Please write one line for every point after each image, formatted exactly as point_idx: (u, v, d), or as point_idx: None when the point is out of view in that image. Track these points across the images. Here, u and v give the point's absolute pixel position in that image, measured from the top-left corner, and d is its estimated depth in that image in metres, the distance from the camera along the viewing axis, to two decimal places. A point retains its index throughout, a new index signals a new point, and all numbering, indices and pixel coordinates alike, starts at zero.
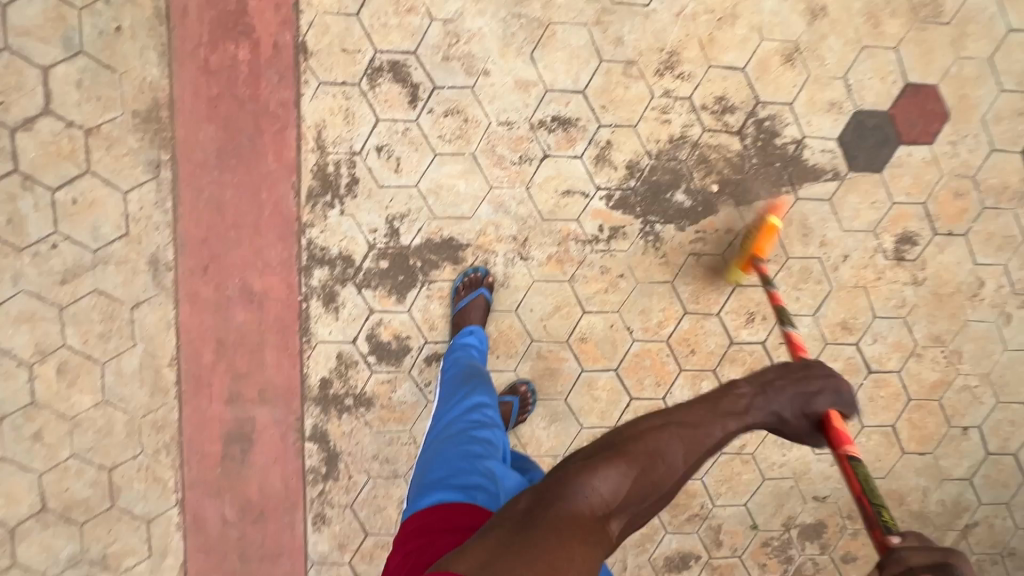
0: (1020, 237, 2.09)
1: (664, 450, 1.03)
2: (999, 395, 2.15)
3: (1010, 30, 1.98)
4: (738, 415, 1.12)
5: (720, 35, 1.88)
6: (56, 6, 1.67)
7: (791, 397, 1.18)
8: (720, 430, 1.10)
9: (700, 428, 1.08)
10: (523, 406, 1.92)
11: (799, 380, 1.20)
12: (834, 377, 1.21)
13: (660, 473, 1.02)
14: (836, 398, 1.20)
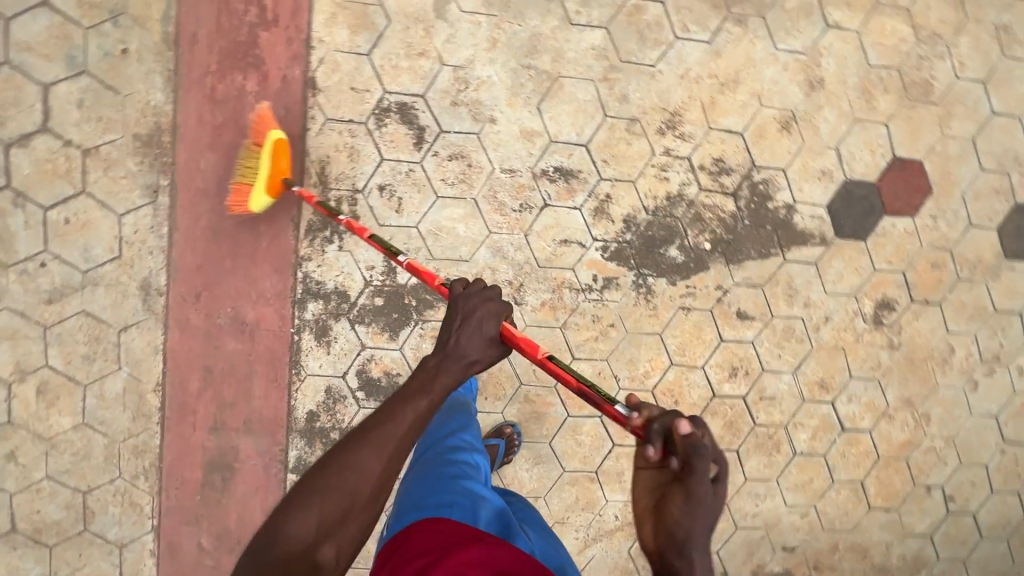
0: (990, 308, 2.19)
1: (352, 467, 0.85)
2: (963, 457, 2.25)
3: (992, 114, 2.09)
4: (426, 387, 0.93)
5: (721, 99, 1.94)
6: (62, 24, 1.65)
7: (473, 339, 0.98)
8: (404, 416, 0.90)
9: (391, 422, 0.89)
10: (508, 447, 1.93)
11: (461, 318, 0.99)
12: (481, 293, 1.02)
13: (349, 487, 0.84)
14: (492, 325, 1.00)
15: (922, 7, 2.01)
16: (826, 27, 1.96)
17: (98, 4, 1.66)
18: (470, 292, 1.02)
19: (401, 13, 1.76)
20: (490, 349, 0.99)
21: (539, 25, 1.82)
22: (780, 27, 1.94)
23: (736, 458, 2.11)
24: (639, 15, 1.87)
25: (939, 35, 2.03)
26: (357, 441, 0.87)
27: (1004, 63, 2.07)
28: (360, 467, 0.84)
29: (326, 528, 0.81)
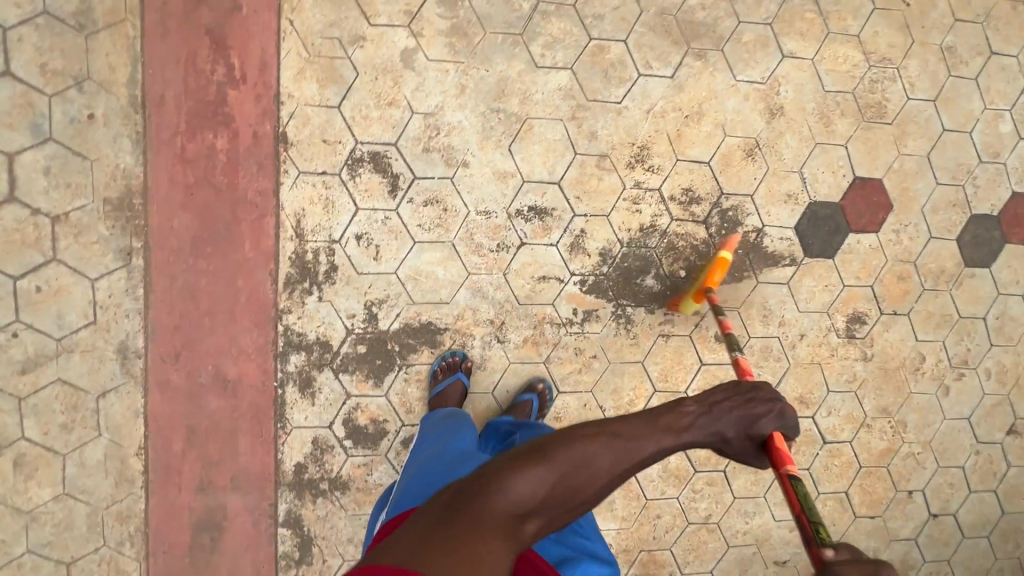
0: (955, 316, 2.28)
1: (590, 460, 0.98)
2: (940, 460, 2.32)
3: (943, 131, 2.18)
4: (671, 431, 1.03)
5: (687, 131, 1.99)
6: (24, 93, 1.64)
7: (734, 417, 1.09)
8: (652, 447, 1.02)
9: (629, 440, 1.01)
10: (541, 402, 1.93)
11: (744, 400, 1.11)
12: (774, 402, 1.10)
13: (579, 481, 0.97)
14: (785, 413, 1.11)
15: (872, 33, 2.09)
16: (782, 57, 2.04)
17: (61, 70, 1.65)
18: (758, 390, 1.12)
19: (368, 64, 1.78)
20: (746, 438, 1.09)
21: (505, 69, 1.86)
22: (738, 59, 2.01)
23: (723, 478, 2.15)
24: (602, 55, 1.91)
25: (889, 59, 2.12)
26: (584, 436, 1.00)
27: (951, 82, 2.17)
28: (596, 465, 0.98)
29: (539, 505, 0.95)
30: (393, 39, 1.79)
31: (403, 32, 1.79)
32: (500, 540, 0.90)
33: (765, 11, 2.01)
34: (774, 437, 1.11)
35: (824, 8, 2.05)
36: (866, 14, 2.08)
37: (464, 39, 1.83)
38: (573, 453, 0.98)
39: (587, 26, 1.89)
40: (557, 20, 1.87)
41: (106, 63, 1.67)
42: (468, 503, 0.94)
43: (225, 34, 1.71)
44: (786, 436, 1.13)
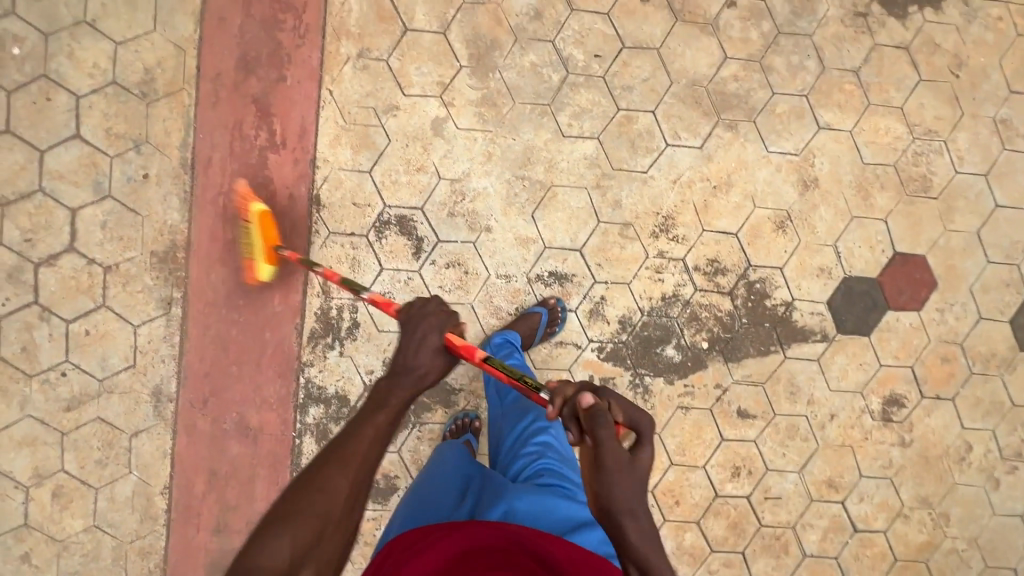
0: (1007, 403, 2.11)
1: (330, 479, 0.91)
2: (989, 560, 2.12)
3: (996, 207, 2.06)
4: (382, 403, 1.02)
5: (714, 202, 1.96)
6: (90, 154, 1.79)
7: (425, 351, 1.08)
8: (373, 429, 0.99)
9: (362, 441, 0.97)
10: (552, 320, 1.89)
11: (417, 327, 1.10)
12: (421, 313, 1.12)
13: (322, 503, 0.89)
14: (439, 321, 1.13)
15: (917, 105, 2.02)
16: (818, 128, 1.99)
17: (123, 133, 1.80)
18: (422, 308, 1.14)
19: (400, 131, 1.86)
20: (439, 357, 1.10)
21: (532, 138, 1.90)
22: (771, 130, 1.97)
23: (741, 560, 2.04)
24: (629, 125, 1.92)
25: (935, 132, 2.03)
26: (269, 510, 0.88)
27: (1006, 156, 2.06)
28: (282, 538, 0.84)
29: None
30: (425, 108, 1.86)
31: (435, 102, 1.86)
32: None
33: (801, 82, 1.98)
34: (451, 337, 1.15)
35: (865, 79, 2.00)
36: (911, 86, 2.01)
37: (493, 109, 1.88)
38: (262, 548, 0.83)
39: (615, 96, 1.91)
40: (586, 91, 1.90)
41: (163, 128, 1.81)
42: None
43: (270, 102, 1.83)
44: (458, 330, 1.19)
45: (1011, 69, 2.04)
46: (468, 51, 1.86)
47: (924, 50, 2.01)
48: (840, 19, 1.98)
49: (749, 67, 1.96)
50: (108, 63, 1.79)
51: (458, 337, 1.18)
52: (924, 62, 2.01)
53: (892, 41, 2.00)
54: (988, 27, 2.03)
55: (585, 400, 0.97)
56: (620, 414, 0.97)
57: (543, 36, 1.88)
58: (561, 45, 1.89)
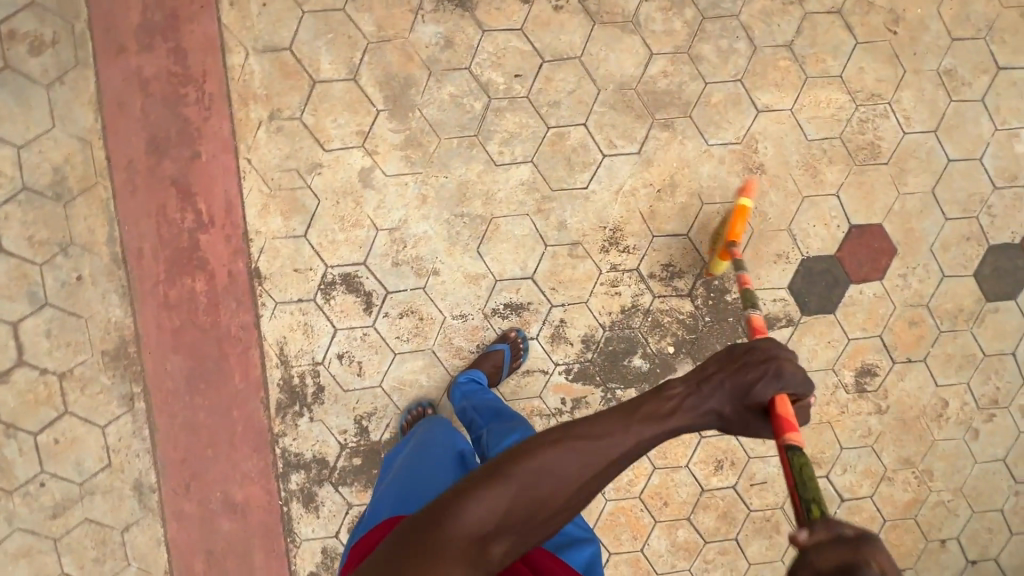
0: (979, 355, 2.12)
1: (553, 467, 0.77)
2: (975, 506, 2.18)
3: (949, 162, 2.01)
4: (656, 417, 0.82)
5: (661, 206, 1.92)
6: (18, 265, 1.75)
7: (720, 390, 0.87)
8: (629, 441, 0.80)
9: (605, 439, 0.80)
10: (514, 352, 1.89)
11: (727, 364, 0.88)
12: (772, 355, 0.87)
13: (545, 493, 0.77)
14: (790, 376, 0.87)
15: (856, 70, 1.94)
16: (757, 112, 1.92)
17: (47, 239, 1.75)
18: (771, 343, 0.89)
19: (327, 189, 1.80)
20: (744, 409, 0.88)
21: (464, 172, 1.84)
22: (709, 122, 1.90)
23: (736, 546, 2.09)
24: (563, 142, 1.86)
25: (878, 95, 1.96)
26: (620, 430, 0.81)
27: (954, 108, 1.99)
28: (460, 534, 0.74)
29: (505, 524, 0.76)
30: (349, 160, 1.79)
31: (358, 152, 1.79)
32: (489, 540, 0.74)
33: (733, 67, 1.89)
34: (778, 399, 0.88)
35: (800, 52, 1.91)
36: (848, 51, 1.93)
37: (419, 149, 1.81)
38: (622, 440, 0.80)
39: (543, 115, 1.84)
40: (512, 114, 1.83)
41: (85, 227, 1.76)
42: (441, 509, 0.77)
43: (189, 181, 1.76)
44: (795, 394, 0.90)
45: (950, 15, 1.95)
46: (382, 94, 1.78)
47: (857, 11, 1.92)
48: None
49: (677, 60, 1.87)
50: (14, 170, 1.72)
51: (788, 401, 0.89)
52: (859, 23, 1.92)
53: (822, 7, 1.90)
54: None
55: None
56: None
57: (457, 64, 1.79)
58: (478, 71, 1.80)
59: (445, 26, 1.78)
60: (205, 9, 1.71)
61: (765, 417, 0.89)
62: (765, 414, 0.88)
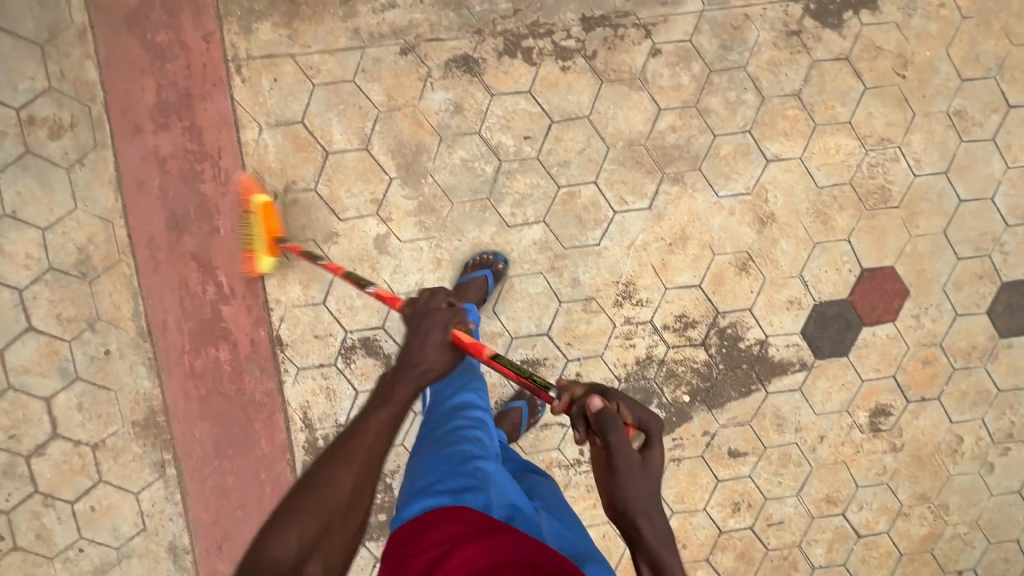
0: (993, 390, 2.13)
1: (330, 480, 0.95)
2: (991, 538, 2.20)
3: (960, 202, 2.01)
4: (388, 402, 1.05)
5: (672, 258, 1.94)
6: (48, 342, 1.80)
7: (428, 348, 1.11)
8: (377, 429, 1.01)
9: (361, 438, 1.00)
10: (532, 407, 1.93)
11: (415, 329, 1.13)
12: (431, 314, 1.14)
13: (329, 503, 0.93)
14: (445, 319, 1.14)
15: (865, 115, 1.94)
16: (766, 162, 1.93)
17: (74, 316, 1.80)
18: (419, 312, 1.16)
19: (345, 257, 1.83)
20: (442, 353, 1.12)
21: (477, 234, 1.86)
22: (718, 175, 1.92)
23: None
24: (574, 200, 1.88)
25: (888, 139, 1.96)
26: (376, 417, 1.03)
27: (964, 149, 1.99)
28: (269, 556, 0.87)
29: (310, 539, 0.90)
30: (364, 228, 1.82)
31: (373, 220, 1.82)
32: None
33: (742, 118, 1.90)
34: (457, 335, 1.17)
35: (809, 101, 1.91)
36: (857, 98, 1.93)
37: (433, 214, 1.84)
38: (386, 409, 1.04)
39: (553, 175, 1.86)
40: (523, 175, 1.85)
41: (111, 302, 1.80)
42: (290, 510, 0.93)
43: (210, 255, 1.80)
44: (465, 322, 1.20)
45: (959, 56, 1.94)
46: (395, 162, 1.80)
47: (866, 57, 1.91)
48: (773, 43, 1.88)
49: (686, 114, 1.88)
50: (39, 251, 1.76)
51: (466, 334, 1.21)
52: (867, 69, 1.92)
53: (830, 54, 1.90)
54: (930, 17, 1.92)
55: (594, 405, 1.00)
56: (629, 415, 1.00)
57: (467, 129, 1.81)
58: (488, 135, 1.82)
59: (455, 91, 1.79)
60: (218, 86, 1.73)
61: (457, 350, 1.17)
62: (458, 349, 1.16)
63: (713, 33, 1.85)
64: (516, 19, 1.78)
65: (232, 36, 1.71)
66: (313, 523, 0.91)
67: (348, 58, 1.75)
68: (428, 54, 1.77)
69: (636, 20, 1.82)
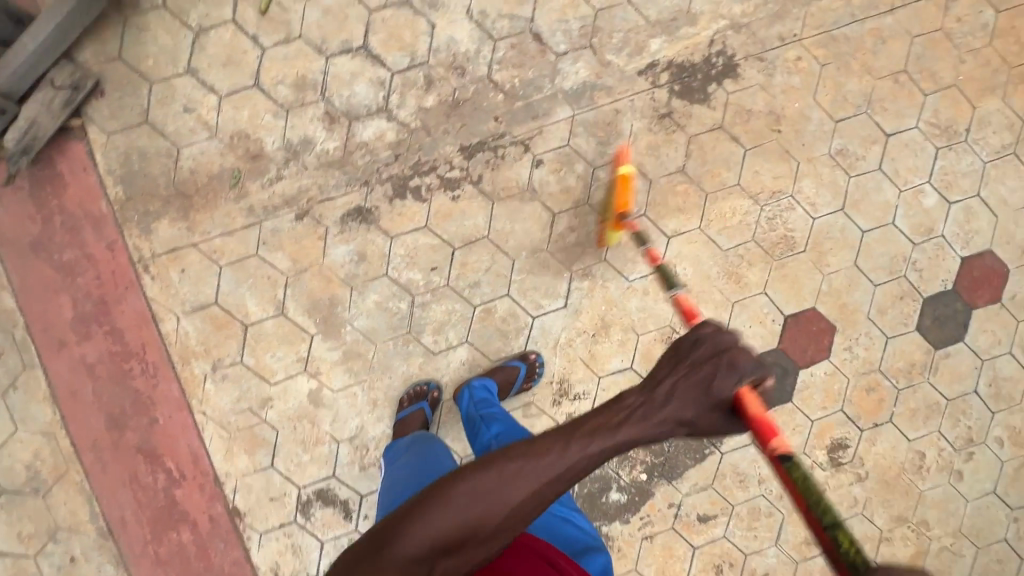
0: (943, 401, 2.17)
1: (497, 487, 0.88)
2: (980, 544, 2.22)
3: (863, 233, 2.09)
4: (598, 434, 0.93)
5: (599, 348, 1.99)
6: (14, 562, 1.84)
7: (677, 394, 0.97)
8: (571, 457, 0.90)
9: (548, 455, 0.90)
10: None
11: (688, 369, 0.98)
12: (722, 338, 0.99)
13: (487, 510, 0.87)
14: (745, 366, 0.97)
15: (752, 174, 2.02)
16: (667, 239, 2.00)
17: (35, 532, 1.84)
18: (698, 345, 1.00)
19: (283, 418, 1.89)
20: (712, 412, 0.97)
21: (406, 369, 1.92)
22: (625, 261, 1.99)
23: None
24: (492, 315, 1.94)
25: (778, 192, 2.04)
26: (677, 398, 0.97)
27: (854, 184, 2.07)
28: (405, 548, 0.84)
29: (445, 546, 0.86)
30: (296, 387, 1.88)
31: (303, 377, 1.88)
32: (435, 533, 0.85)
33: (635, 204, 1.98)
34: (744, 396, 0.97)
35: (694, 173, 1.99)
36: (739, 162, 2.01)
37: (360, 359, 1.90)
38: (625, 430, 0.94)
39: (467, 297, 1.92)
40: (438, 304, 1.91)
41: (67, 510, 1.85)
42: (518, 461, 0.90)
43: (154, 444, 1.86)
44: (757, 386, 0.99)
45: (827, 101, 2.04)
46: (312, 319, 1.87)
47: (737, 123, 2.01)
48: (647, 128, 1.96)
49: (580, 213, 1.96)
50: None
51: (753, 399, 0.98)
52: (742, 132, 2.01)
53: (704, 126, 1.99)
54: (790, 71, 2.02)
55: None
56: None
57: (375, 274, 1.89)
58: (396, 274, 1.89)
59: (355, 242, 1.87)
60: (131, 289, 1.81)
61: (737, 414, 0.98)
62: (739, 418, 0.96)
63: (588, 133, 1.94)
64: (399, 163, 1.87)
65: (135, 239, 1.81)
66: (464, 523, 0.87)
67: (249, 234, 1.84)
68: (323, 214, 1.86)
69: (513, 137, 1.91)
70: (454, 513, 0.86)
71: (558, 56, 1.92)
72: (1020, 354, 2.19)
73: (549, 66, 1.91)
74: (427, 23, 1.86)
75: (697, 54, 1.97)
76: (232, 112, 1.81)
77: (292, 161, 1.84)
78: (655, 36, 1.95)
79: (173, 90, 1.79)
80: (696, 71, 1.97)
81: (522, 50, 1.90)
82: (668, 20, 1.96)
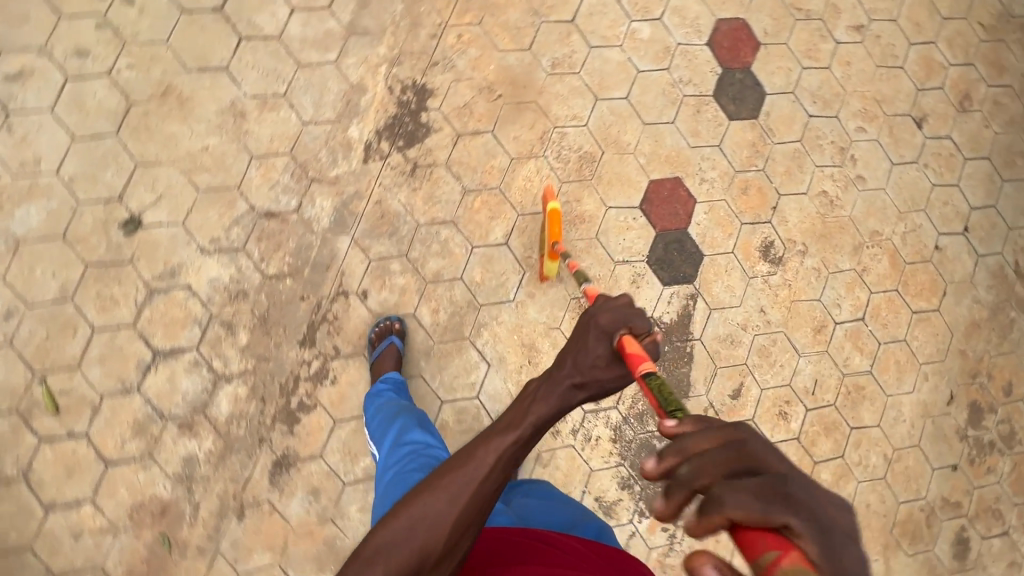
0: (798, 146, 2.31)
1: (426, 513, 0.82)
2: (921, 206, 2.39)
3: (628, 99, 2.20)
4: (515, 423, 0.87)
5: (544, 365, 2.04)
6: None
7: (582, 361, 0.92)
8: (494, 457, 0.85)
9: (473, 462, 0.85)
10: None
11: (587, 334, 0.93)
12: (612, 305, 0.95)
13: (423, 538, 0.81)
14: (620, 321, 0.93)
15: (515, 142, 2.10)
16: (507, 244, 2.06)
17: None
18: (600, 306, 0.96)
19: None
20: (606, 368, 0.92)
21: None
22: (496, 291, 2.03)
23: (856, 429, 2.26)
24: (449, 428, 1.96)
25: (544, 136, 2.13)
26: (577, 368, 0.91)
27: (587, 75, 2.18)
28: None
29: None
30: None
31: None
32: None
33: (460, 246, 2.03)
34: (624, 338, 0.92)
35: (476, 184, 2.06)
36: (497, 144, 2.09)
37: None
38: (542, 402, 0.89)
39: None
40: None
41: None
42: (444, 482, 0.84)
43: None
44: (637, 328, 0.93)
45: (510, 42, 2.13)
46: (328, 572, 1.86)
47: (468, 122, 2.08)
48: (413, 190, 2.02)
49: (431, 294, 1.99)
50: None
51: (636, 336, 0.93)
52: (478, 123, 2.08)
53: (448, 147, 2.05)
54: (464, 49, 2.10)
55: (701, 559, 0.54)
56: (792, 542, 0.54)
57: (337, 492, 1.88)
58: (353, 475, 1.90)
59: (300, 487, 1.86)
60: None
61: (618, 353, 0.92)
62: (615, 357, 0.92)
63: (377, 238, 1.98)
64: (270, 401, 1.88)
65: None
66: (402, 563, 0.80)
67: (219, 567, 1.81)
68: (256, 494, 1.84)
69: (329, 297, 1.94)
70: (381, 573, 0.80)
71: (299, 210, 1.95)
72: (810, 63, 2.35)
73: (300, 224, 1.94)
74: (183, 290, 1.87)
75: (391, 107, 2.03)
76: (112, 500, 1.78)
77: (194, 484, 1.82)
78: (349, 127, 2.00)
79: (53, 534, 1.75)
80: (402, 120, 2.04)
81: (270, 235, 1.92)
82: (345, 106, 2.01)
